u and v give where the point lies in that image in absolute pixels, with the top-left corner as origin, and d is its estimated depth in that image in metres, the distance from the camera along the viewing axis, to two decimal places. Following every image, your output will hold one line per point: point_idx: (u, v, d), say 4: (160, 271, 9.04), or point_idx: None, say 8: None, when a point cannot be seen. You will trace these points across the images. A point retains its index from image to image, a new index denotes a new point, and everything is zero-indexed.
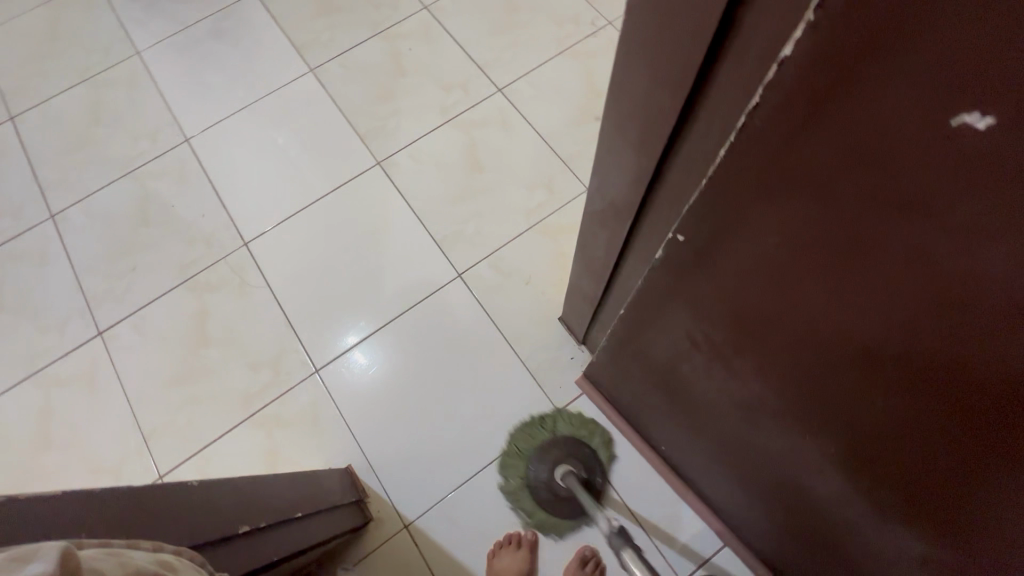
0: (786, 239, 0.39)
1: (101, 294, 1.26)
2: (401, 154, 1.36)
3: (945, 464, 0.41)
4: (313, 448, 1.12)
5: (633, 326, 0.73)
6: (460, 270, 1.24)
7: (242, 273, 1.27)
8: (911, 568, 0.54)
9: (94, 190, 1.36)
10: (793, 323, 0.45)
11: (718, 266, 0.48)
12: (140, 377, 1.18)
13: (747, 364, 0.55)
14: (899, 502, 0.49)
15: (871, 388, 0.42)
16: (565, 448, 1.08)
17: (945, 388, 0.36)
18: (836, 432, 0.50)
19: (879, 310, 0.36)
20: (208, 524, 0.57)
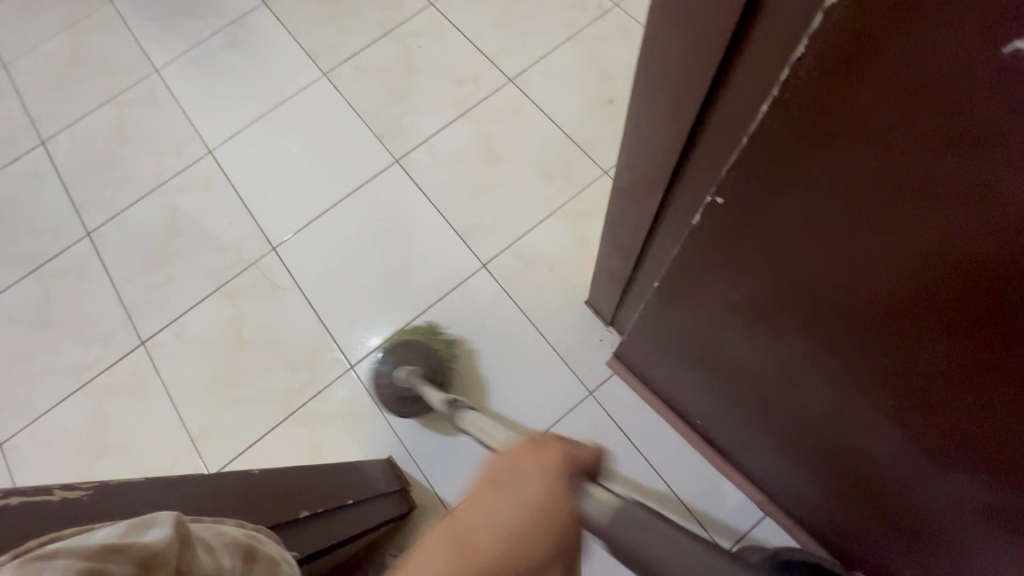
0: (827, 195, 0.38)
1: (140, 305, 1.31)
2: (418, 150, 1.37)
3: (1004, 408, 0.40)
4: (353, 441, 1.15)
5: (668, 299, 0.72)
6: (484, 260, 1.25)
7: (273, 277, 1.30)
8: (968, 516, 0.53)
9: (126, 205, 1.41)
10: (838, 281, 0.44)
11: (758, 227, 0.47)
12: (183, 382, 1.23)
13: (793, 323, 0.54)
14: (953, 450, 0.48)
15: (926, 339, 0.41)
16: (411, 352, 1.16)
17: (1010, 336, 0.34)
18: (887, 385, 0.49)
19: (929, 261, 0.35)
20: (275, 511, 0.59)
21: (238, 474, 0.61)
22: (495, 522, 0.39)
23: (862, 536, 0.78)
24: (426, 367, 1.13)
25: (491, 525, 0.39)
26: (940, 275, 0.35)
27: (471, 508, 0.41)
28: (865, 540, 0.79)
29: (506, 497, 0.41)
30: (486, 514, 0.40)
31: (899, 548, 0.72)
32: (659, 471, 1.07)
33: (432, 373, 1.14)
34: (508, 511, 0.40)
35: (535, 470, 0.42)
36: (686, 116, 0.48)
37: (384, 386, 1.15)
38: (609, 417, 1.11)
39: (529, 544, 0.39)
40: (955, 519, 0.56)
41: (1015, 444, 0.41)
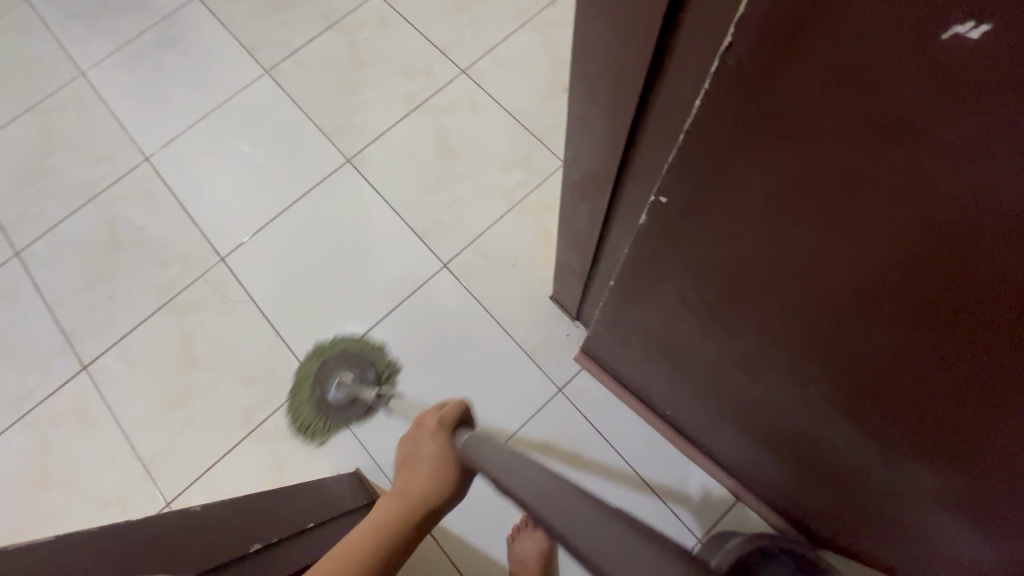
0: (770, 190, 0.38)
1: (80, 328, 1.22)
2: (370, 148, 1.31)
3: (952, 394, 0.40)
4: (318, 457, 1.11)
5: (625, 297, 0.71)
6: (444, 260, 1.21)
7: (223, 289, 1.23)
8: (923, 500, 0.54)
9: (57, 221, 1.31)
10: (788, 276, 0.43)
11: (705, 224, 0.46)
12: (132, 407, 1.16)
13: (744, 319, 0.54)
14: (905, 437, 0.48)
15: (875, 329, 0.41)
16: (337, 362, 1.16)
17: (957, 326, 0.34)
18: (838, 376, 0.49)
19: (874, 252, 0.35)
20: (218, 551, 0.56)
21: (164, 519, 0.59)
22: (417, 474, 0.57)
23: (828, 518, 0.79)
24: (353, 373, 1.14)
25: (416, 478, 0.57)
26: (887, 267, 0.35)
27: (398, 480, 0.58)
28: (831, 524, 0.79)
29: (417, 457, 0.59)
30: (410, 475, 0.58)
31: (863, 531, 0.72)
32: (632, 465, 1.07)
33: (364, 374, 1.14)
34: (419, 467, 0.58)
35: (420, 436, 0.61)
36: (625, 105, 0.45)
37: (319, 407, 1.13)
38: (580, 413, 1.10)
39: (442, 473, 0.57)
40: (909, 504, 0.56)
41: (964, 431, 0.41)
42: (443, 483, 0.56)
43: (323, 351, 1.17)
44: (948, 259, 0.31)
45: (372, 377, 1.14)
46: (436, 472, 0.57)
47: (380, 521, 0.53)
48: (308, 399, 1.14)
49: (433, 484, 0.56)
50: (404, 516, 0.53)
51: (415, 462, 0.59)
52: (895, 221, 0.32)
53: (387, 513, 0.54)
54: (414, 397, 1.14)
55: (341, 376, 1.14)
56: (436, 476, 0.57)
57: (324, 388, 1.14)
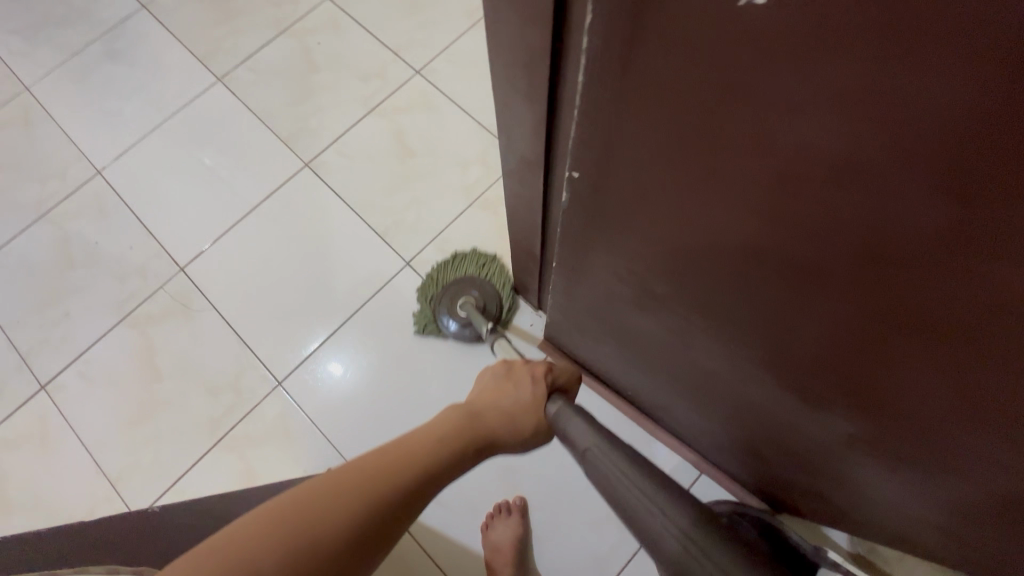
0: (700, 170, 0.39)
1: (36, 347, 1.19)
2: (328, 151, 1.32)
3: (847, 348, 0.42)
4: (289, 460, 1.11)
5: (568, 279, 0.74)
6: (407, 258, 1.23)
7: (184, 299, 1.22)
8: (834, 447, 0.57)
9: (7, 239, 1.28)
10: (734, 264, 0.44)
11: (616, 191, 0.49)
12: (94, 424, 1.14)
13: (668, 288, 0.56)
14: (819, 397, 0.51)
15: (776, 291, 0.43)
16: (464, 283, 1.16)
17: (871, 284, 0.35)
18: (754, 338, 0.52)
19: (808, 228, 0.36)
20: (183, 549, 0.56)
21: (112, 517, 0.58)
22: (507, 397, 0.63)
23: (780, 480, 0.82)
24: (483, 295, 1.13)
25: (506, 401, 0.63)
26: (822, 240, 0.36)
27: (484, 393, 0.63)
28: (792, 492, 0.82)
29: (511, 385, 0.65)
30: (499, 395, 0.63)
31: (810, 491, 0.76)
32: None
33: (489, 301, 1.13)
34: (505, 398, 0.63)
35: (521, 379, 0.66)
36: (540, 90, 0.48)
37: (437, 315, 1.15)
38: None
39: (525, 415, 0.63)
40: (831, 456, 0.59)
41: (921, 404, 0.41)
42: (516, 426, 0.61)
43: (463, 270, 1.18)
44: (871, 220, 0.32)
45: (497, 304, 1.13)
46: (521, 409, 0.63)
47: (456, 422, 0.56)
48: (429, 309, 1.16)
49: (509, 421, 0.61)
50: (474, 432, 0.57)
51: (508, 388, 0.64)
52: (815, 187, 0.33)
53: (460, 416, 0.58)
54: (383, 394, 1.15)
55: (466, 296, 1.14)
56: (514, 416, 0.62)
57: (446, 307, 1.15)
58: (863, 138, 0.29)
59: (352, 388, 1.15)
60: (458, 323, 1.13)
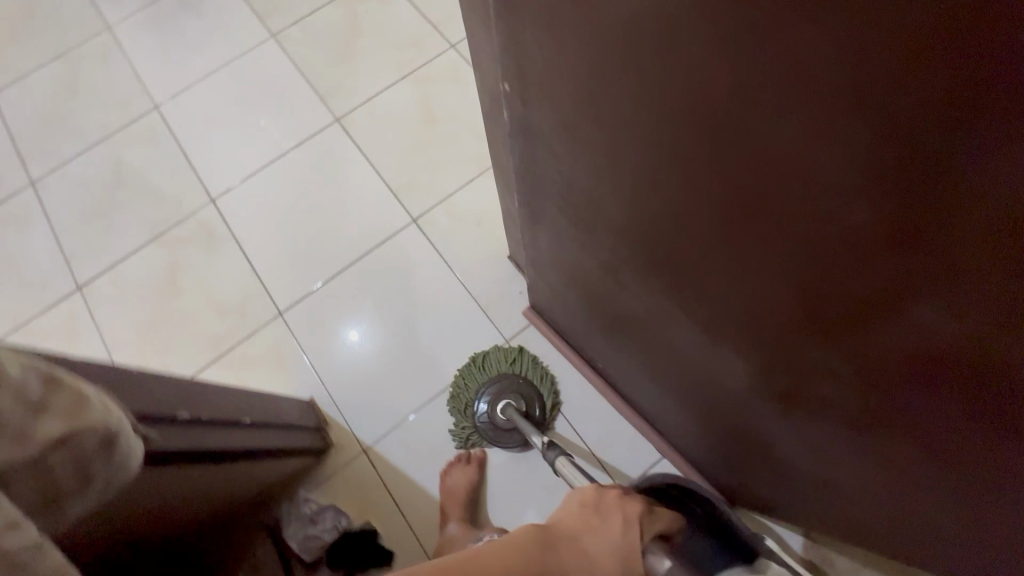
0: (593, 82, 0.44)
1: (79, 253, 1.33)
2: (358, 110, 1.40)
3: (756, 261, 0.44)
4: (278, 383, 1.19)
5: (529, 222, 0.77)
6: (414, 215, 1.29)
7: (210, 227, 1.33)
8: (748, 394, 0.59)
9: (71, 157, 1.43)
10: (643, 175, 0.48)
11: (543, 108, 0.53)
12: (115, 326, 1.26)
13: (599, 221, 0.59)
14: (737, 326, 0.53)
15: (689, 204, 0.45)
16: (500, 385, 1.10)
17: (750, 174, 0.38)
18: (669, 264, 0.55)
19: (681, 122, 0.40)
20: (155, 404, 0.63)
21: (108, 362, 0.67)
22: (590, 534, 0.53)
23: (726, 459, 0.82)
24: (517, 397, 1.09)
25: (587, 535, 0.53)
26: (690, 124, 0.39)
27: (568, 520, 0.54)
28: (735, 468, 0.82)
29: (597, 518, 0.55)
30: (582, 526, 0.54)
31: (749, 466, 0.76)
32: (566, 419, 1.11)
33: (528, 401, 1.09)
34: (592, 535, 0.53)
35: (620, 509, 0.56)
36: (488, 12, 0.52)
37: (477, 422, 1.09)
38: None
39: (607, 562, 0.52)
40: (747, 404, 0.62)
41: (809, 302, 0.42)
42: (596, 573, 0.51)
43: (493, 370, 1.13)
44: (713, 87, 0.35)
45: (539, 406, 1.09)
46: (603, 551, 0.52)
47: (525, 556, 0.48)
48: (467, 413, 1.11)
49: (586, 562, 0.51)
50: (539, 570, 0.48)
51: (592, 520, 0.54)
52: (668, 70, 0.37)
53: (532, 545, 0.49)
54: (371, 337, 1.21)
55: (506, 400, 1.08)
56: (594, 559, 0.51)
57: (485, 412, 1.09)
58: (685, 12, 0.33)
59: (345, 327, 1.22)
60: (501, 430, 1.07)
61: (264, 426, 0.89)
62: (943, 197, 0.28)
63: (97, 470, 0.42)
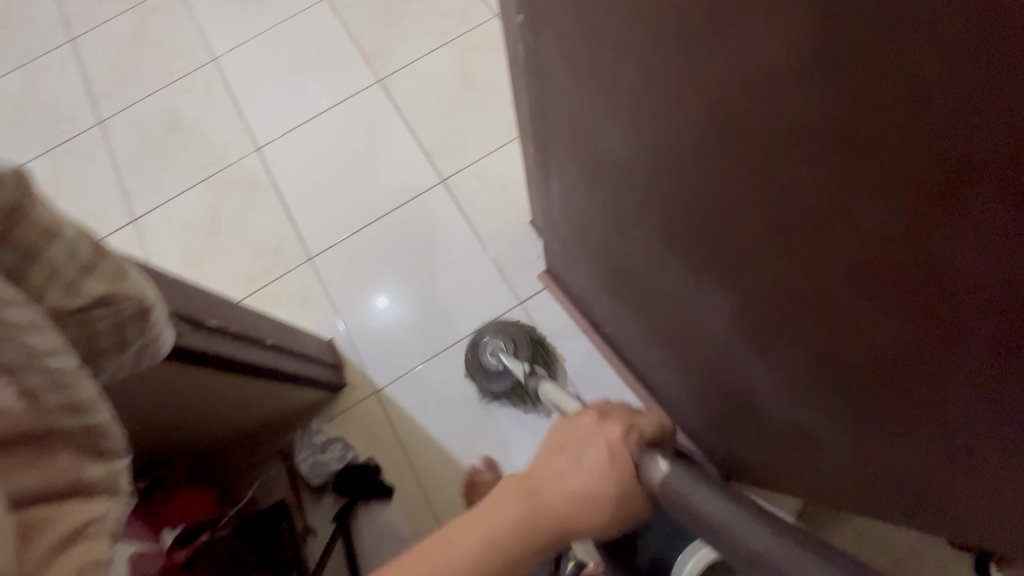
0: (594, 18, 0.46)
1: (136, 189, 1.44)
2: (399, 73, 1.45)
3: (744, 182, 0.41)
4: (302, 322, 1.26)
5: (544, 173, 0.80)
6: (443, 176, 1.33)
7: (254, 174, 1.41)
8: (735, 346, 0.61)
9: (135, 101, 1.54)
10: (638, 116, 0.49)
11: (554, 46, 0.55)
12: (162, 257, 1.36)
13: (602, 165, 0.61)
14: (724, 269, 0.52)
15: (678, 123, 0.44)
16: (495, 330, 1.11)
17: (726, 75, 0.36)
18: (659, 206, 0.56)
19: (663, 26, 0.39)
20: (192, 306, 0.70)
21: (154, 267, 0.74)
22: (568, 476, 0.47)
23: (718, 424, 0.84)
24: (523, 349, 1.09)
25: (566, 480, 0.47)
26: (673, 52, 0.40)
27: (546, 465, 0.48)
28: (727, 434, 0.83)
29: (572, 458, 0.48)
30: (560, 474, 0.47)
31: (739, 430, 0.78)
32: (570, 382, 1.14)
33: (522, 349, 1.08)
34: (575, 471, 0.48)
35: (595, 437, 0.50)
36: None
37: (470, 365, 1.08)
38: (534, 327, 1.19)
39: (595, 500, 0.47)
40: (734, 359, 0.63)
41: (786, 240, 0.41)
42: (598, 510, 0.47)
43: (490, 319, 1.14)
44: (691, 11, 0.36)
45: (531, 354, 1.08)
46: (591, 489, 0.47)
47: (517, 517, 0.45)
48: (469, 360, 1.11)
49: (579, 502, 0.46)
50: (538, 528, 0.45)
51: (567, 460, 0.48)
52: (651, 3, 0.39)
53: (523, 515, 0.45)
54: (392, 288, 1.26)
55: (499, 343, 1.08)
56: (587, 497, 0.47)
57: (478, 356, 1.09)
58: None
59: (369, 276, 1.28)
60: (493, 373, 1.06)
61: (286, 352, 0.95)
62: (889, 93, 0.27)
63: (132, 335, 0.49)
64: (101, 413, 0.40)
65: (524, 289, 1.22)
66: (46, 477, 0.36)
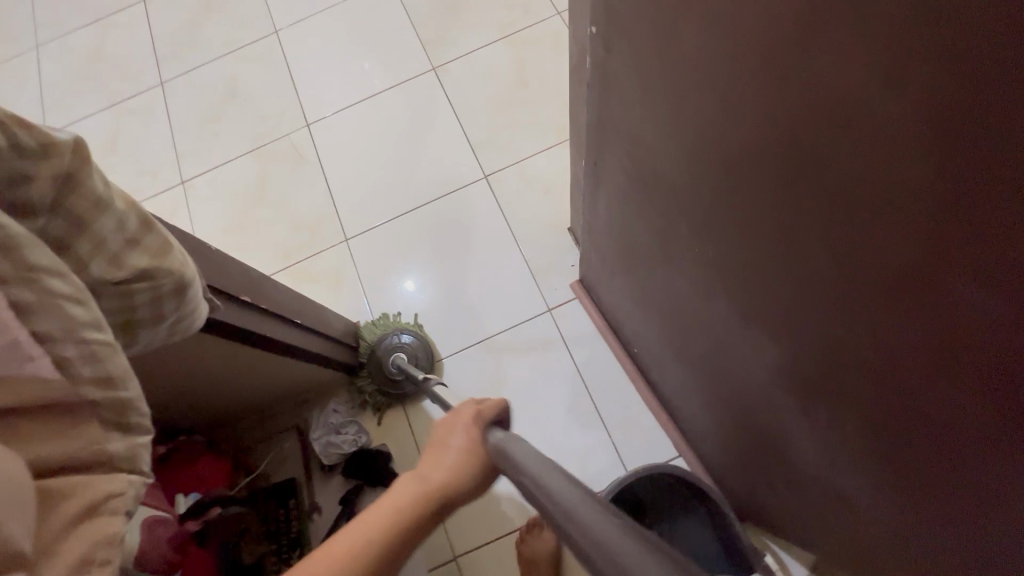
0: (677, 35, 0.43)
1: (188, 151, 1.48)
2: (455, 62, 1.44)
3: (808, 236, 0.39)
4: (331, 302, 1.27)
5: (594, 186, 0.77)
6: (486, 172, 1.32)
7: (301, 149, 1.43)
8: (776, 393, 0.57)
9: (197, 65, 1.57)
10: (706, 145, 0.46)
11: (624, 56, 0.52)
12: (206, 221, 1.39)
13: (660, 188, 0.58)
14: (774, 317, 0.49)
15: (744, 165, 0.42)
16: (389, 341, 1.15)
17: (798, 126, 0.34)
18: (715, 240, 0.53)
19: (739, 63, 0.37)
20: (229, 280, 0.71)
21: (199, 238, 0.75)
22: (442, 461, 0.50)
23: (743, 465, 0.80)
24: (416, 347, 1.15)
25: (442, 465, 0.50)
26: (762, 89, 0.36)
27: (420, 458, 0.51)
28: (749, 475, 0.80)
29: (440, 443, 0.51)
30: (436, 460, 0.51)
31: (766, 475, 0.74)
32: (591, 396, 1.12)
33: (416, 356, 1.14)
34: (446, 454, 0.51)
35: (454, 424, 0.53)
36: None
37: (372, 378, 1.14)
38: (560, 334, 1.17)
39: (465, 472, 0.50)
40: (774, 407, 0.60)
41: (854, 300, 0.38)
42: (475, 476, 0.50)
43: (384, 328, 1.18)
44: (791, 48, 0.32)
45: (425, 359, 1.15)
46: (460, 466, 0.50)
47: (402, 499, 0.48)
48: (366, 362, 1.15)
49: (458, 476, 0.50)
50: (428, 500, 0.49)
51: (440, 451, 0.51)
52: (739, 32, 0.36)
53: (411, 493, 0.48)
54: (423, 278, 1.26)
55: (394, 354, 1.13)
56: (463, 470, 0.50)
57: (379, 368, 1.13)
58: None
59: (402, 264, 1.28)
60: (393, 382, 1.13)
61: (313, 333, 0.96)
62: (986, 160, 0.25)
63: (169, 310, 0.48)
64: (130, 387, 0.40)
65: (555, 296, 1.20)
66: (74, 449, 0.36)
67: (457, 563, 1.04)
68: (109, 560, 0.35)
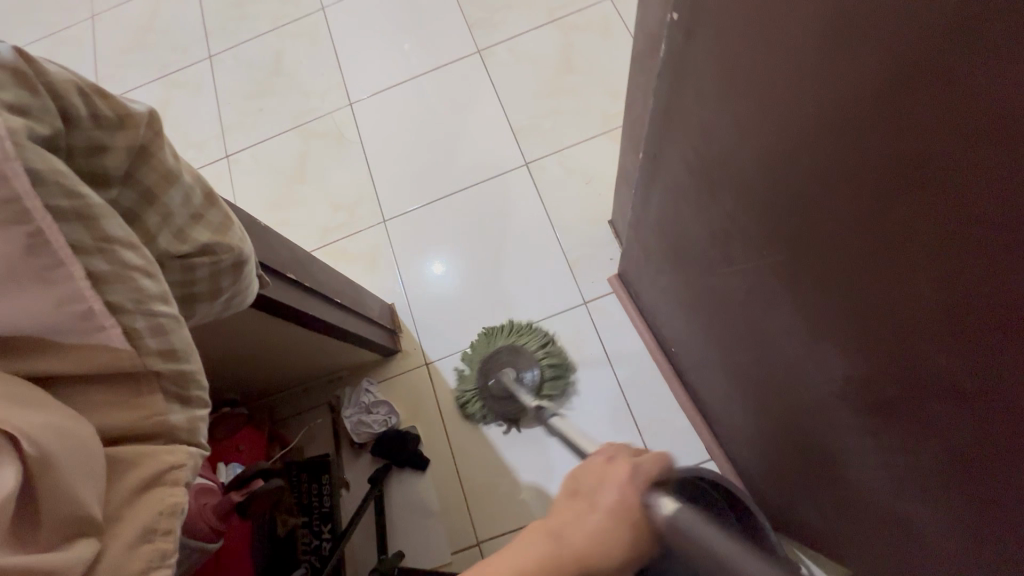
0: (769, 23, 0.40)
1: (233, 125, 1.50)
2: (501, 46, 1.41)
3: (894, 258, 0.37)
4: (367, 282, 1.28)
5: (648, 177, 0.75)
6: (527, 159, 1.30)
7: (344, 128, 1.43)
8: (829, 407, 0.55)
9: (244, 40, 1.58)
10: (783, 145, 0.43)
11: (702, 43, 0.50)
12: (249, 196, 1.41)
13: (723, 186, 0.56)
14: (840, 336, 0.47)
15: (824, 177, 0.40)
16: (507, 354, 1.10)
17: (897, 143, 0.33)
18: (779, 246, 0.50)
19: (837, 67, 0.35)
20: (277, 256, 0.71)
21: None
22: (584, 519, 0.43)
23: (783, 475, 0.78)
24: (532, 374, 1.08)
25: (584, 523, 0.43)
26: (861, 85, 0.34)
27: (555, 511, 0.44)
28: (788, 488, 0.78)
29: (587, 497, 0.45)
30: (577, 518, 0.44)
31: (807, 490, 0.72)
32: (623, 392, 1.10)
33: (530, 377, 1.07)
34: (589, 514, 0.43)
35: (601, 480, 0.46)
36: None
37: (478, 387, 1.10)
38: (595, 329, 1.15)
39: (613, 540, 0.42)
40: (826, 422, 0.58)
41: (937, 330, 0.36)
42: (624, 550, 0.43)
43: (510, 340, 1.13)
44: (900, 42, 0.30)
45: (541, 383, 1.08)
46: (607, 530, 0.43)
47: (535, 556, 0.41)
48: (473, 371, 1.13)
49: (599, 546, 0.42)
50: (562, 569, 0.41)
51: (583, 504, 0.45)
52: (847, 21, 0.33)
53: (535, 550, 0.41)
54: (459, 263, 1.26)
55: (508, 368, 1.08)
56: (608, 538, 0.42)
57: (489, 378, 1.10)
58: None
59: (438, 248, 1.28)
60: (500, 398, 1.08)
61: (352, 312, 0.96)
62: None
63: (226, 284, 0.48)
64: (193, 360, 0.40)
65: (591, 289, 1.18)
66: (139, 417, 0.37)
67: (479, 548, 1.05)
68: (171, 530, 0.35)
